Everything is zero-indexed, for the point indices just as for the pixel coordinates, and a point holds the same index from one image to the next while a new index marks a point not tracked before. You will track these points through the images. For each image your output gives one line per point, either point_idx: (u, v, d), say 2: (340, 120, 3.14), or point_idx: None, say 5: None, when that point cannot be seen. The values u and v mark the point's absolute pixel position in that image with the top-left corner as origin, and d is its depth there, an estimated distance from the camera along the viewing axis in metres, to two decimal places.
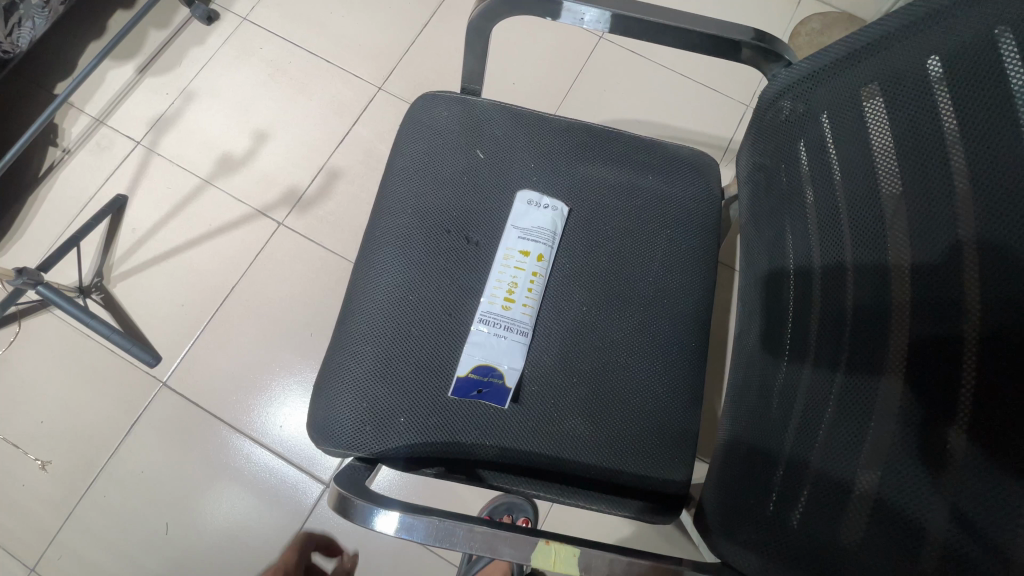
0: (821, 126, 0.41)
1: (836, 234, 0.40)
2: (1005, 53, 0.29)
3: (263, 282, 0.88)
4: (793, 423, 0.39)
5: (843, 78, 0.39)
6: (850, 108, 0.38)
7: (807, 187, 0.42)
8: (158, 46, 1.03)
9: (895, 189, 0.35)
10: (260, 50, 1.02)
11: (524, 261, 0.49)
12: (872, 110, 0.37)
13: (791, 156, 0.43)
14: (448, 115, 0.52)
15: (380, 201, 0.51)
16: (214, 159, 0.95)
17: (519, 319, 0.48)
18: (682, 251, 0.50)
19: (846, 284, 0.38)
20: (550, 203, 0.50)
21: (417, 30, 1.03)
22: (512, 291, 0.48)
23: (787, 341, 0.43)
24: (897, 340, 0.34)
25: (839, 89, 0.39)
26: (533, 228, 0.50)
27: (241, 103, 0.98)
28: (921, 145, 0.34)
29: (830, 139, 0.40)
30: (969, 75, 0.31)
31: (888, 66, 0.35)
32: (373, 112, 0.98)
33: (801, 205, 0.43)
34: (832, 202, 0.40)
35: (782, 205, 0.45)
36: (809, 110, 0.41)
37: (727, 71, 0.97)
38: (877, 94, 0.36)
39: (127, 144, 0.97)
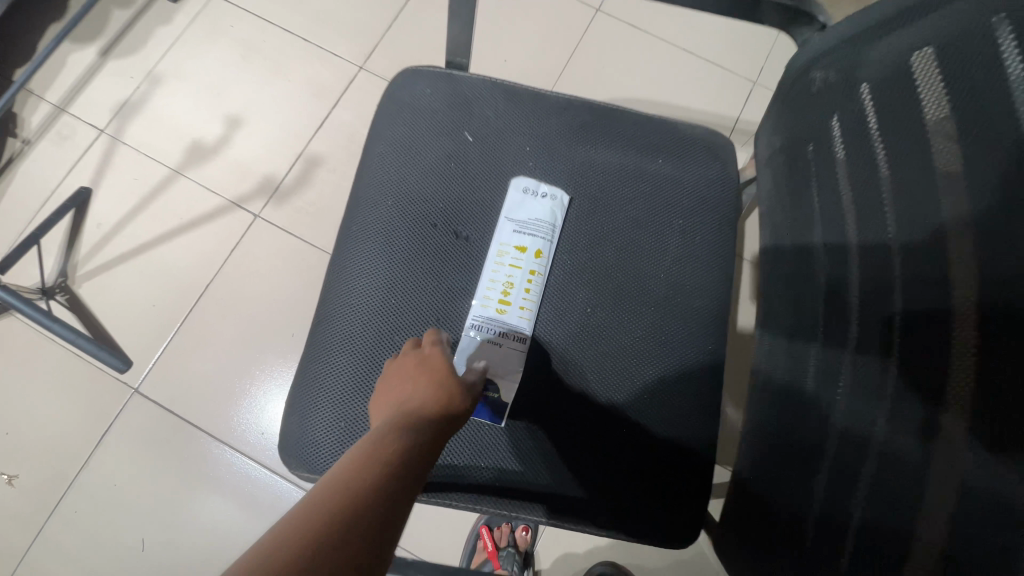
0: (860, 97, 0.35)
1: (881, 225, 0.34)
2: None
3: (241, 280, 0.82)
4: (830, 437, 0.34)
5: (889, 42, 0.33)
6: (898, 77, 0.33)
7: (844, 172, 0.37)
8: (121, 26, 0.95)
9: (954, 170, 0.29)
10: (231, 28, 0.95)
11: (519, 258, 0.44)
12: (923, 78, 0.31)
13: (826, 135, 0.38)
14: (432, 94, 0.46)
15: (358, 191, 0.46)
16: (184, 148, 0.88)
17: (516, 324, 0.42)
18: (695, 242, 0.45)
19: (893, 282, 0.33)
20: (549, 191, 0.45)
21: (400, 5, 0.96)
22: (508, 291, 0.43)
23: (819, 345, 0.38)
24: (961, 354, 0.27)
25: (885, 56, 0.34)
26: (530, 220, 0.44)
27: (212, 87, 0.92)
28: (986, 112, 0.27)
29: (873, 115, 0.35)
30: None
31: (945, 13, 0.30)
32: (354, 94, 0.91)
33: (836, 186, 0.38)
34: (877, 187, 0.35)
35: (813, 188, 0.40)
36: (848, 81, 0.36)
37: (733, 44, 0.91)
38: (929, 58, 0.31)
39: (91, 132, 0.90)
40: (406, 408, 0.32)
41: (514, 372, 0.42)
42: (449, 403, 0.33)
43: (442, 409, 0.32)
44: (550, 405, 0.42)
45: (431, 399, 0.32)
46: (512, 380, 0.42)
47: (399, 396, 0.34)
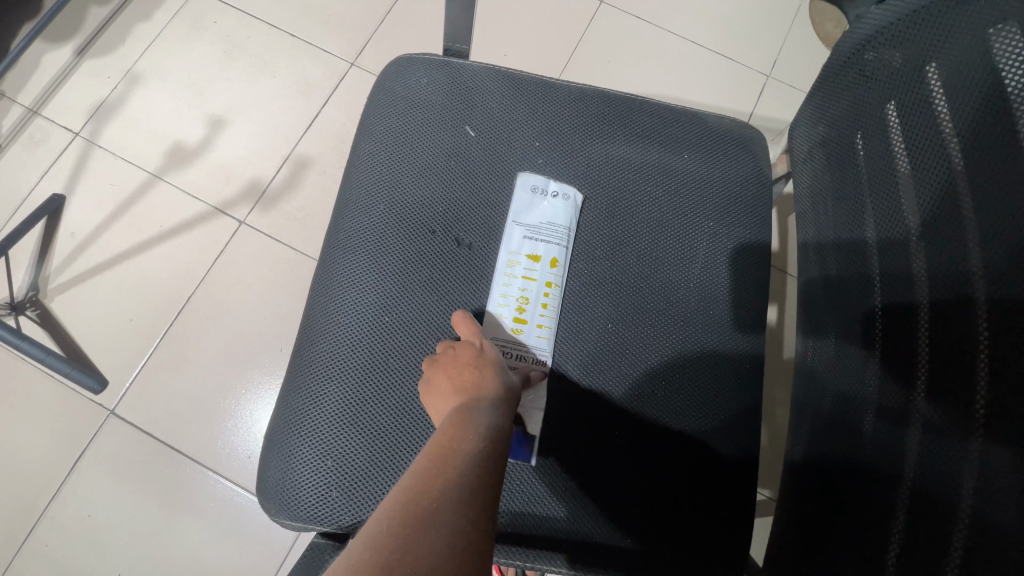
0: (925, 79, 0.31)
1: (952, 225, 0.29)
2: None
3: (225, 291, 0.77)
4: (902, 473, 0.29)
5: (964, 15, 0.29)
6: (973, 55, 0.28)
7: (904, 166, 0.32)
8: (97, 23, 0.90)
9: None
10: (215, 24, 0.90)
11: (536, 270, 0.39)
12: (1007, 53, 0.26)
13: (880, 125, 0.34)
14: (429, 84, 0.42)
15: (345, 194, 0.41)
16: (164, 151, 0.83)
17: (533, 344, 0.38)
18: (725, 247, 0.40)
19: (971, 293, 0.28)
20: (559, 190, 0.40)
21: None
22: (523, 308, 0.38)
23: (875, 363, 0.33)
24: None
25: (957, 33, 0.29)
26: (544, 226, 0.39)
27: (194, 86, 0.86)
28: None
29: (940, 100, 0.30)
30: None
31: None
32: (346, 93, 0.86)
33: (892, 178, 0.33)
34: (945, 182, 0.30)
35: (865, 183, 0.35)
36: (911, 62, 0.32)
37: (746, 36, 0.86)
38: (1015, 29, 0.26)
39: (65, 136, 0.84)
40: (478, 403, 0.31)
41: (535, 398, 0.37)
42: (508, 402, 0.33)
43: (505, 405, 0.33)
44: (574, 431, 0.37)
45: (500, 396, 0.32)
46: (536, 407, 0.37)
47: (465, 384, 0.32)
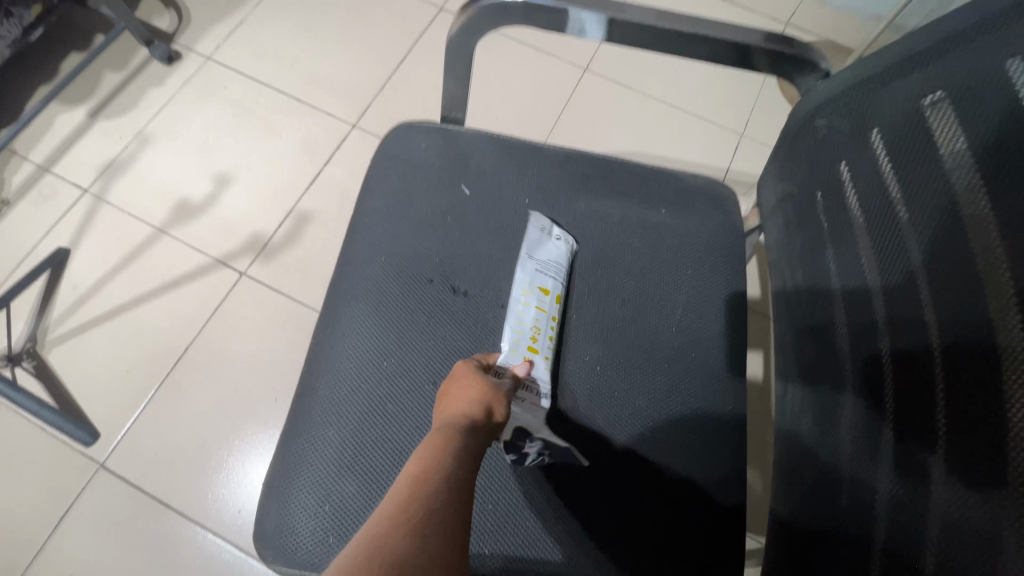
0: (872, 141, 0.34)
1: (906, 270, 0.32)
2: None
3: (223, 341, 0.78)
4: (873, 529, 0.31)
5: (896, 90, 0.33)
6: (911, 122, 0.32)
7: (858, 218, 0.36)
8: (112, 88, 0.96)
9: (984, 213, 0.27)
10: (224, 89, 0.96)
11: (545, 304, 0.41)
12: (940, 122, 0.30)
13: (835, 181, 0.37)
14: (427, 147, 0.45)
15: (349, 247, 0.43)
16: (170, 206, 0.86)
17: (542, 373, 0.39)
18: (706, 294, 0.43)
19: (926, 333, 0.30)
20: (561, 233, 0.43)
21: (393, 66, 0.99)
22: (535, 338, 0.40)
23: (847, 399, 0.35)
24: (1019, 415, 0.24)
25: (893, 104, 0.33)
26: (556, 262, 0.42)
27: (203, 146, 0.91)
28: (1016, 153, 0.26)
29: (886, 161, 0.34)
30: None
31: (958, 67, 0.29)
32: (347, 151, 0.91)
33: (850, 229, 0.36)
34: (897, 231, 0.33)
35: (827, 240, 0.38)
36: (857, 127, 0.35)
37: (720, 99, 0.93)
38: (943, 102, 0.30)
39: (74, 192, 0.88)
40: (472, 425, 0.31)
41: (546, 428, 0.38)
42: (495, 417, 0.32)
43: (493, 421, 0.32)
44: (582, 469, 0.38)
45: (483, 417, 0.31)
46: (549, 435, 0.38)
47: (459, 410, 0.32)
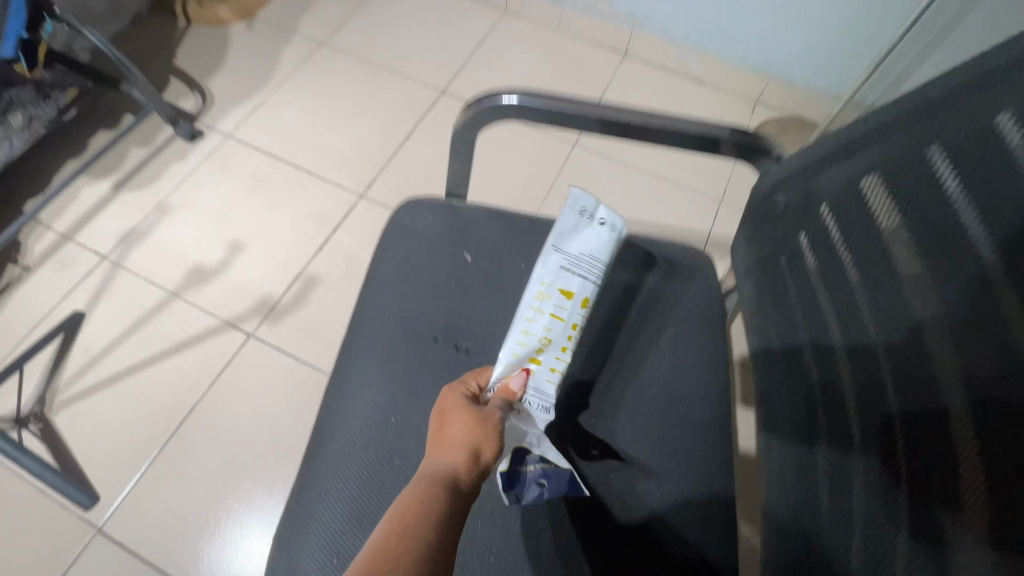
0: (821, 213, 0.39)
1: (860, 326, 0.36)
2: (1010, 136, 0.27)
3: (227, 402, 0.80)
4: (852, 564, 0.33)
5: (836, 171, 0.38)
6: (852, 198, 0.37)
7: (816, 280, 0.40)
8: (137, 163, 1.03)
9: (921, 278, 0.32)
10: (242, 164, 1.04)
11: (566, 308, 0.41)
12: (876, 199, 0.35)
13: (794, 247, 0.42)
14: (433, 219, 0.50)
15: (360, 311, 0.47)
16: (184, 271, 0.91)
17: (543, 384, 0.41)
18: (688, 350, 0.47)
19: (882, 381, 0.34)
20: (605, 219, 0.41)
21: (398, 143, 1.08)
22: (542, 348, 0.41)
23: (820, 443, 0.38)
24: (967, 457, 0.28)
25: (835, 182, 0.38)
26: (587, 256, 0.40)
27: (219, 215, 0.97)
28: (941, 230, 0.31)
29: (835, 230, 0.38)
30: (978, 159, 0.29)
31: (886, 154, 0.34)
32: (354, 219, 0.98)
33: (810, 288, 0.41)
34: (849, 291, 0.37)
35: (793, 295, 0.43)
36: (808, 200, 0.40)
37: (699, 170, 1.01)
38: (877, 183, 0.35)
39: (93, 259, 0.92)
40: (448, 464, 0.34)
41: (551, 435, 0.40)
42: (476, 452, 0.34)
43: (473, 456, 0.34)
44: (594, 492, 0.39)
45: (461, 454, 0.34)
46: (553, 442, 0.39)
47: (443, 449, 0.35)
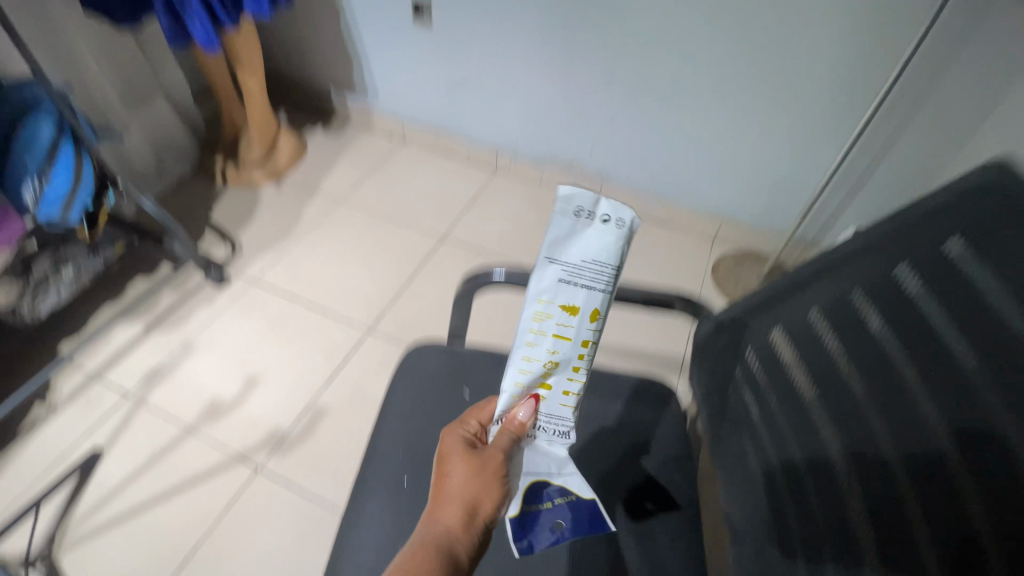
0: (778, 338, 0.52)
1: (813, 427, 0.48)
2: (907, 283, 0.41)
3: (233, 539, 0.84)
4: None
5: (788, 305, 0.51)
6: (802, 325, 0.50)
7: (771, 392, 0.52)
8: (167, 307, 1.15)
9: (859, 385, 0.44)
10: (263, 305, 1.16)
11: (569, 325, 0.44)
12: (821, 324, 0.48)
13: (754, 368, 0.55)
14: (437, 360, 0.61)
15: (376, 444, 0.56)
16: (201, 407, 0.98)
17: (559, 407, 0.49)
18: (662, 464, 0.67)
19: (843, 468, 0.44)
20: (607, 215, 0.41)
21: (404, 282, 1.22)
22: (553, 369, 0.47)
23: (800, 524, 0.48)
24: (916, 517, 0.38)
25: (788, 314, 0.51)
26: (587, 261, 0.42)
27: (240, 353, 1.07)
28: (868, 348, 0.44)
29: (790, 351, 0.51)
30: (888, 299, 0.42)
31: (825, 293, 0.48)
32: (362, 353, 1.07)
33: (772, 398, 0.52)
34: (803, 398, 0.49)
35: (755, 402, 0.54)
36: (765, 329, 0.54)
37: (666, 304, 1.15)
38: (820, 314, 0.48)
39: (116, 398, 1.00)
40: (453, 506, 0.46)
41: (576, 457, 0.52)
42: (472, 496, 0.47)
43: (469, 497, 0.47)
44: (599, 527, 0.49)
45: (458, 496, 0.47)
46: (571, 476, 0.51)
47: (448, 489, 0.47)
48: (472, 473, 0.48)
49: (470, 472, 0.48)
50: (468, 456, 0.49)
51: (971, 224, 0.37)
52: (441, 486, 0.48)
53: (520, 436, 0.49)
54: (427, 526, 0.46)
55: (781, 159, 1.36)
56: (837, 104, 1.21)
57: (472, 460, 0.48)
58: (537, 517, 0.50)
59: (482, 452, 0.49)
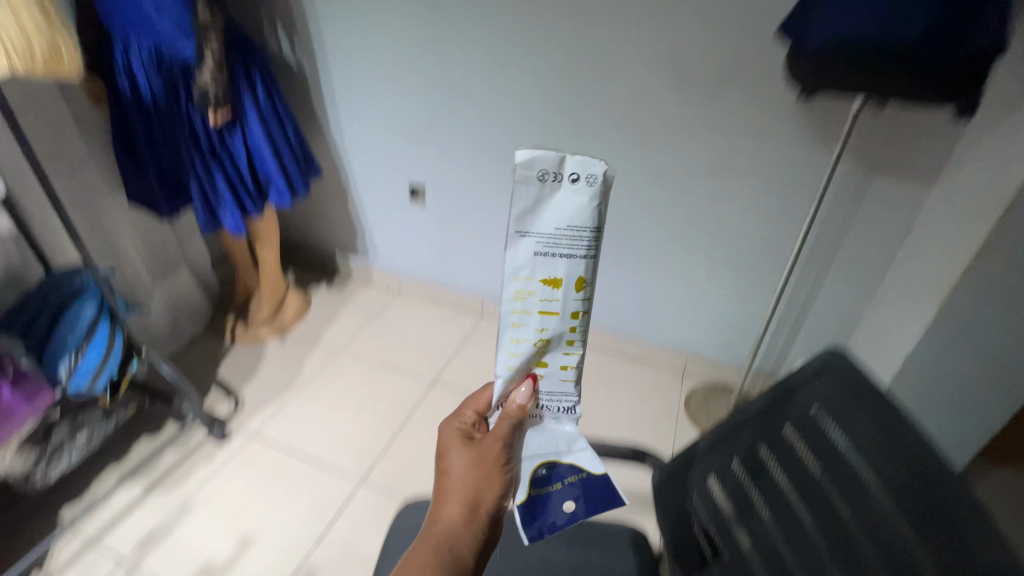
0: (709, 482, 0.62)
1: (745, 563, 0.58)
2: (797, 443, 0.56)
3: None
4: None
5: (713, 453, 0.62)
6: (724, 471, 0.61)
7: (711, 529, 0.61)
8: (168, 467, 1.30)
9: (775, 525, 0.56)
10: (261, 461, 1.31)
11: (555, 295, 0.54)
12: (739, 471, 0.60)
13: (693, 508, 0.63)
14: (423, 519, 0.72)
15: None
16: (195, 568, 1.12)
17: (559, 375, 0.60)
18: None
19: None
20: (575, 174, 0.49)
21: (393, 433, 1.39)
22: (548, 337, 0.57)
23: None
24: None
25: (714, 461, 0.62)
26: (562, 226, 0.51)
27: (235, 512, 1.21)
28: (778, 493, 0.57)
29: (719, 494, 0.61)
30: (787, 455, 0.57)
31: (737, 445, 0.60)
32: (351, 509, 1.23)
33: (711, 536, 0.61)
34: (735, 537, 0.59)
35: (700, 538, 0.63)
36: (697, 473, 0.63)
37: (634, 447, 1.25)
38: (738, 461, 0.60)
39: (108, 563, 1.12)
40: (461, 495, 0.63)
41: (580, 437, 0.65)
42: (473, 482, 0.63)
43: (471, 483, 0.63)
44: (594, 510, 0.63)
45: (463, 483, 0.63)
46: (575, 460, 0.65)
47: (456, 480, 0.64)
48: (471, 466, 0.64)
49: (469, 465, 0.64)
50: (467, 454, 0.65)
51: (825, 399, 0.55)
52: (451, 478, 0.64)
53: (522, 416, 0.62)
54: (445, 511, 0.63)
55: (721, 307, 1.60)
56: (760, 266, 1.47)
57: (471, 456, 0.64)
58: (545, 503, 0.63)
59: (477, 446, 0.65)
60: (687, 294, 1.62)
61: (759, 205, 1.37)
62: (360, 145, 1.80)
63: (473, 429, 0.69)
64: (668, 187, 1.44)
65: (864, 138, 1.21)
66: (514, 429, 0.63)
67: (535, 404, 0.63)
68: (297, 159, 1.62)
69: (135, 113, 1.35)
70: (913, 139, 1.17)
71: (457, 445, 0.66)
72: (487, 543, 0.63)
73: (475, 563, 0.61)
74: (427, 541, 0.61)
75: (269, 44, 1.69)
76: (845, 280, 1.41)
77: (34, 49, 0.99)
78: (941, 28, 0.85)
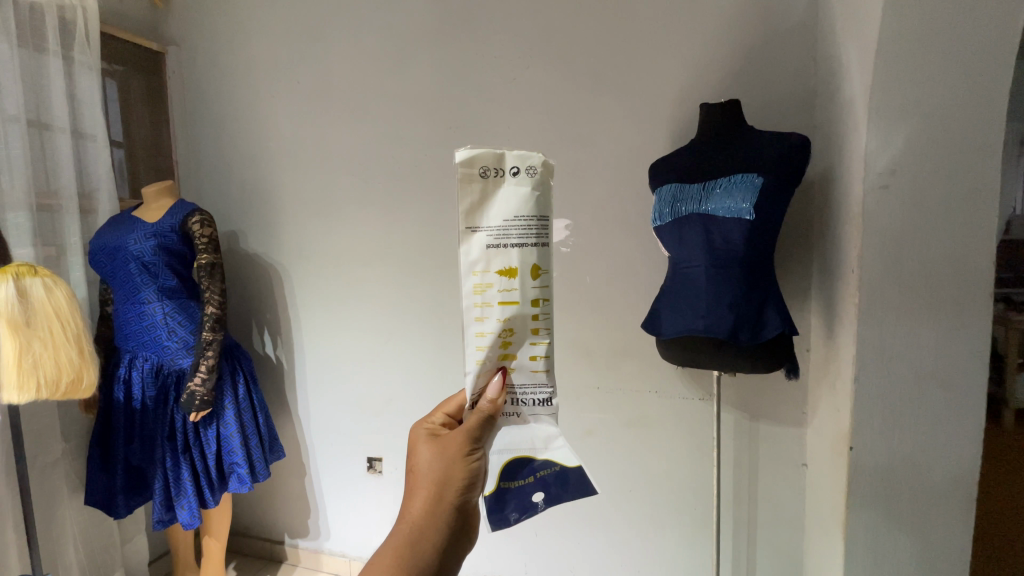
0: None
1: None
2: None
3: None
4: None
5: None
6: None
7: None
8: None
9: None
10: None
11: (512, 285, 0.62)
12: None
13: None
14: None
15: None
16: None
17: (531, 371, 0.66)
18: None
19: None
20: (515, 170, 0.62)
21: None
22: (512, 334, 0.64)
23: None
24: None
25: None
26: (510, 217, 0.61)
27: None
28: None
29: None
30: None
31: None
32: None
33: None
34: None
35: None
36: None
37: None
38: None
39: None
40: (428, 488, 0.68)
41: (557, 436, 0.69)
42: (440, 474, 0.68)
43: (438, 475, 0.68)
44: (560, 499, 0.70)
45: (430, 475, 0.69)
46: (551, 456, 0.69)
47: (424, 473, 0.69)
48: (437, 461, 0.69)
49: (436, 459, 0.69)
50: (436, 448, 0.70)
51: None
52: (419, 470, 0.70)
53: (494, 411, 0.66)
54: (412, 505, 0.68)
55: (673, 558, 1.63)
56: (695, 511, 1.59)
57: (438, 449, 0.69)
58: (513, 495, 0.69)
59: (444, 440, 0.70)
60: (638, 548, 1.66)
61: (678, 452, 1.58)
62: (323, 423, 1.98)
63: (440, 428, 0.74)
64: (596, 444, 1.67)
65: (738, 393, 1.53)
66: (484, 423, 0.67)
67: (508, 398, 0.68)
68: (262, 445, 1.76)
69: (123, 419, 1.56)
70: (773, 392, 1.49)
71: (424, 441, 0.72)
72: (455, 535, 0.68)
73: (441, 554, 0.66)
74: (395, 537, 0.67)
75: (255, 345, 2.03)
76: (775, 517, 1.53)
77: (61, 380, 1.28)
78: (749, 331, 1.16)
